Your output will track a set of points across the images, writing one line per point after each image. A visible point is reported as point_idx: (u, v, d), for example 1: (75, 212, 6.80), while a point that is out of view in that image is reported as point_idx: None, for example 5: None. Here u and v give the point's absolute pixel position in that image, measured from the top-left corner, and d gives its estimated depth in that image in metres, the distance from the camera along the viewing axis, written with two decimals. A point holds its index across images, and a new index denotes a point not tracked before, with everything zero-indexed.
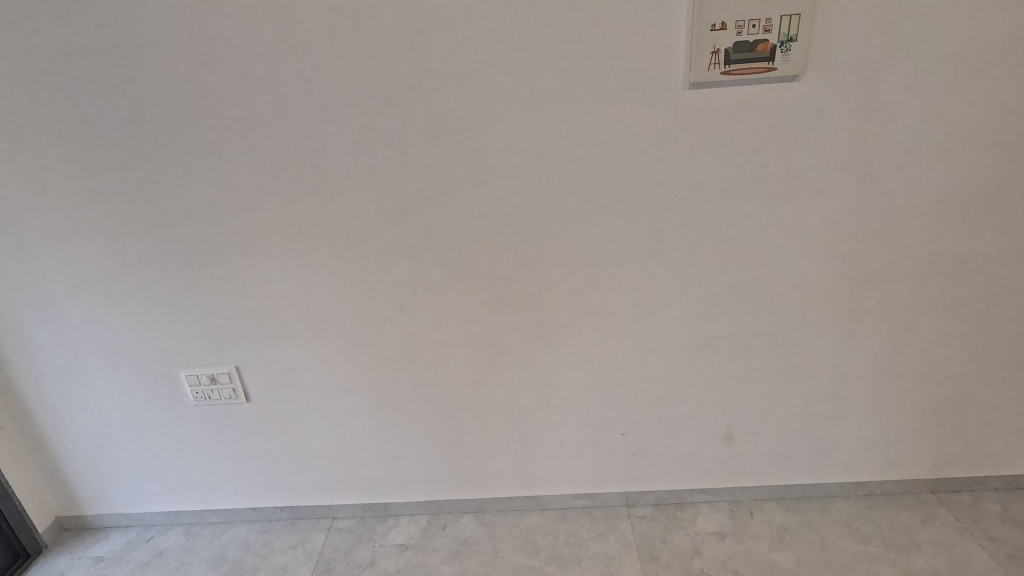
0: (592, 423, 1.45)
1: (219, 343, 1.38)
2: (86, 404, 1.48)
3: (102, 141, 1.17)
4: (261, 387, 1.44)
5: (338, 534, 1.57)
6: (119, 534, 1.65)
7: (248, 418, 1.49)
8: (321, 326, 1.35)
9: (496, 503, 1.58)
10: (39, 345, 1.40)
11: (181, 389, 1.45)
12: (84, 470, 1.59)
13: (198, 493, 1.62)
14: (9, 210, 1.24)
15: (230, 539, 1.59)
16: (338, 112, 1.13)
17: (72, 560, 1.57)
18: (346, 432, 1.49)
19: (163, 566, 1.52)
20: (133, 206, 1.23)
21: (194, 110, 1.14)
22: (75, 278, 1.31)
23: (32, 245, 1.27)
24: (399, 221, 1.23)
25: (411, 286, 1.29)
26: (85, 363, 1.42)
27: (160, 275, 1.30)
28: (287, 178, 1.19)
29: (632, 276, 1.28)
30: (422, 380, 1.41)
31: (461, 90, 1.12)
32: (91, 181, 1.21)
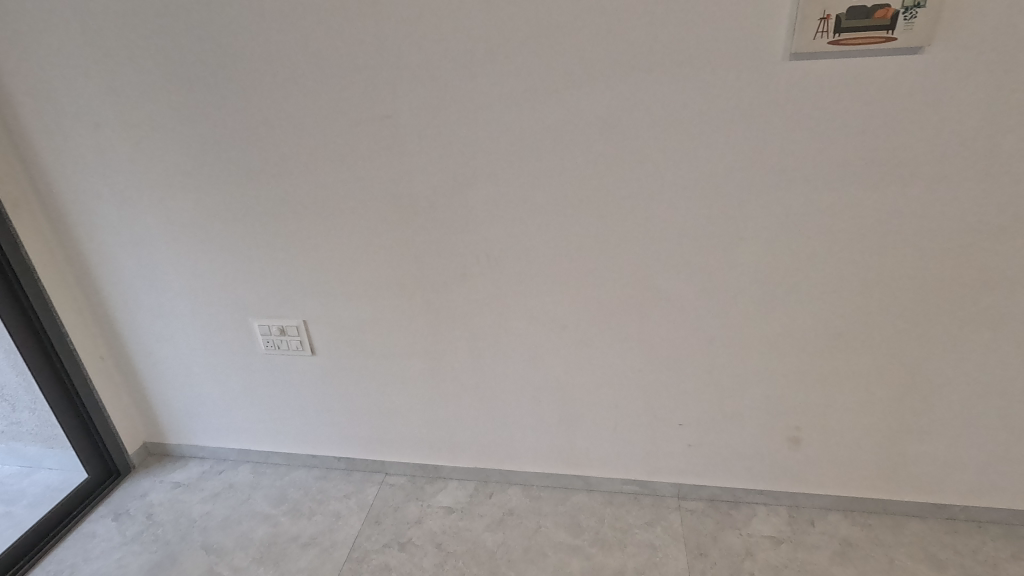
0: (648, 409, 1.41)
1: (290, 297, 1.44)
2: (171, 343, 1.60)
3: (191, 96, 1.23)
4: (327, 343, 1.49)
5: (390, 489, 1.63)
6: (194, 464, 1.79)
7: (312, 370, 1.55)
8: (384, 288, 1.37)
9: (543, 478, 1.58)
10: (132, 286, 1.52)
11: (254, 337, 1.53)
12: (168, 403, 1.73)
13: (266, 436, 1.73)
14: (110, 159, 1.33)
15: (291, 481, 1.69)
16: (412, 73, 1.12)
17: (155, 482, 1.73)
18: (403, 392, 1.53)
19: (230, 499, 1.64)
20: (217, 159, 1.29)
21: (277, 68, 1.16)
22: (165, 226, 1.40)
23: (129, 193, 1.37)
24: (468, 188, 1.21)
25: (474, 254, 1.29)
26: (171, 306, 1.53)
27: (239, 228, 1.36)
28: (361, 139, 1.20)
29: (704, 261, 1.21)
30: (479, 349, 1.41)
31: (538, 55, 1.07)
32: (180, 135, 1.27)
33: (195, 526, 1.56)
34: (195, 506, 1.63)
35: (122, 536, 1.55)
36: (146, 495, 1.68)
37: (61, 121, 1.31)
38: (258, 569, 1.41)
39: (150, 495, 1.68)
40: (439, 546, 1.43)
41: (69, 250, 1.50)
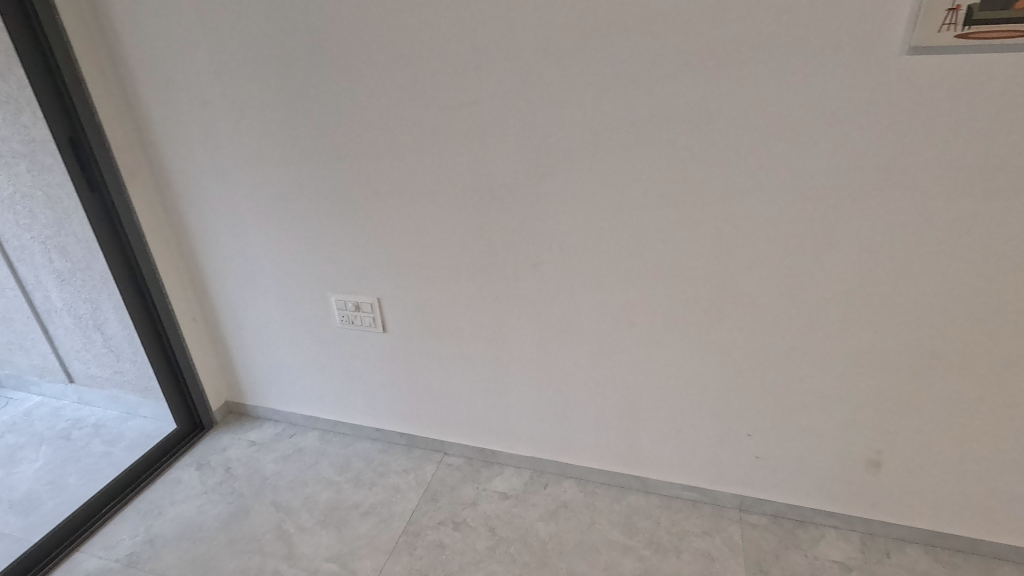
0: (715, 416, 1.36)
1: (366, 275, 1.50)
2: (256, 310, 1.70)
3: (289, 77, 1.29)
4: (398, 322, 1.54)
5: (447, 469, 1.67)
6: (269, 426, 1.91)
7: (383, 347, 1.61)
8: (456, 273, 1.40)
9: (599, 475, 1.57)
10: (225, 254, 1.63)
11: (331, 311, 1.60)
12: (250, 366, 1.85)
13: (335, 405, 1.81)
14: (214, 135, 1.43)
15: (355, 451, 1.77)
16: (500, 60, 1.12)
17: (234, 439, 1.86)
18: (467, 376, 1.56)
19: (299, 462, 1.74)
20: (309, 139, 1.35)
21: (371, 52, 1.20)
22: (258, 200, 1.48)
23: (228, 167, 1.46)
24: (547, 178, 1.21)
25: (548, 245, 1.28)
26: (258, 276, 1.63)
27: (325, 206, 1.42)
28: (445, 124, 1.22)
29: (790, 267, 1.14)
30: (545, 339, 1.41)
31: (630, 45, 1.04)
32: (277, 115, 1.34)
33: (267, 483, 1.67)
34: (267, 465, 1.74)
35: (203, 485, 1.68)
36: (225, 450, 1.81)
37: (173, 98, 1.42)
38: (321, 530, 1.50)
39: (229, 450, 1.81)
40: (492, 530, 1.45)
41: (173, 218, 1.62)
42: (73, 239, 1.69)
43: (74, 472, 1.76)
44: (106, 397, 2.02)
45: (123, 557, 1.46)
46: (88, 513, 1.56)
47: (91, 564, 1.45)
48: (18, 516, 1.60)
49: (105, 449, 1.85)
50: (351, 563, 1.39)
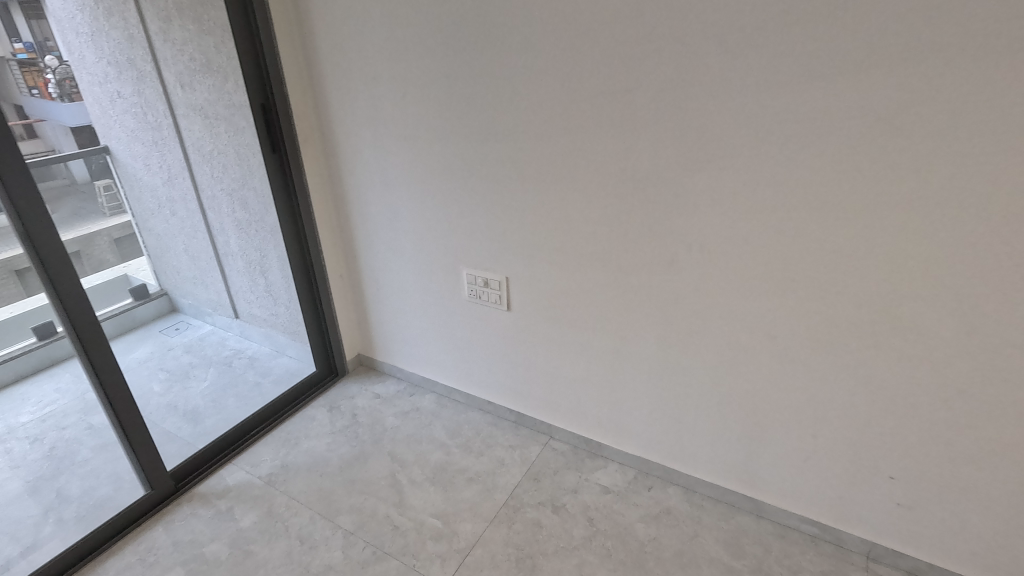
0: (852, 450, 1.24)
1: (499, 254, 1.54)
2: (394, 275, 1.83)
3: (452, 57, 1.35)
4: (523, 302, 1.58)
5: (552, 452, 1.69)
6: (392, 382, 2.07)
7: (505, 324, 1.66)
8: (587, 261, 1.40)
9: (709, 488, 1.50)
10: (373, 220, 1.77)
11: (461, 284, 1.68)
12: (382, 325, 2.01)
13: (453, 373, 1.91)
14: (378, 110, 1.55)
15: (466, 419, 1.85)
16: (661, 50, 1.09)
17: (361, 389, 2.03)
18: (584, 365, 1.56)
19: (416, 420, 1.86)
20: (462, 118, 1.41)
21: (531, 37, 1.22)
22: (409, 173, 1.59)
23: (387, 140, 1.58)
24: (695, 174, 1.16)
25: (687, 243, 1.23)
26: (400, 243, 1.75)
27: (469, 183, 1.49)
28: (595, 113, 1.22)
29: (973, 300, 0.99)
30: (669, 340, 1.37)
31: (809, 37, 0.96)
32: (435, 94, 1.42)
33: (386, 435, 1.81)
34: (388, 418, 1.88)
35: (333, 426, 1.87)
36: (354, 398, 1.99)
37: (347, 74, 1.55)
38: (429, 487, 1.60)
39: (357, 399, 1.99)
40: (590, 521, 1.45)
41: (334, 183, 1.78)
42: (253, 193, 1.94)
43: (232, 395, 2.03)
44: (262, 334, 2.30)
45: (264, 476, 1.68)
46: (241, 432, 1.81)
47: (239, 476, 1.68)
48: (189, 424, 1.89)
49: (258, 379, 2.12)
50: (453, 523, 1.47)
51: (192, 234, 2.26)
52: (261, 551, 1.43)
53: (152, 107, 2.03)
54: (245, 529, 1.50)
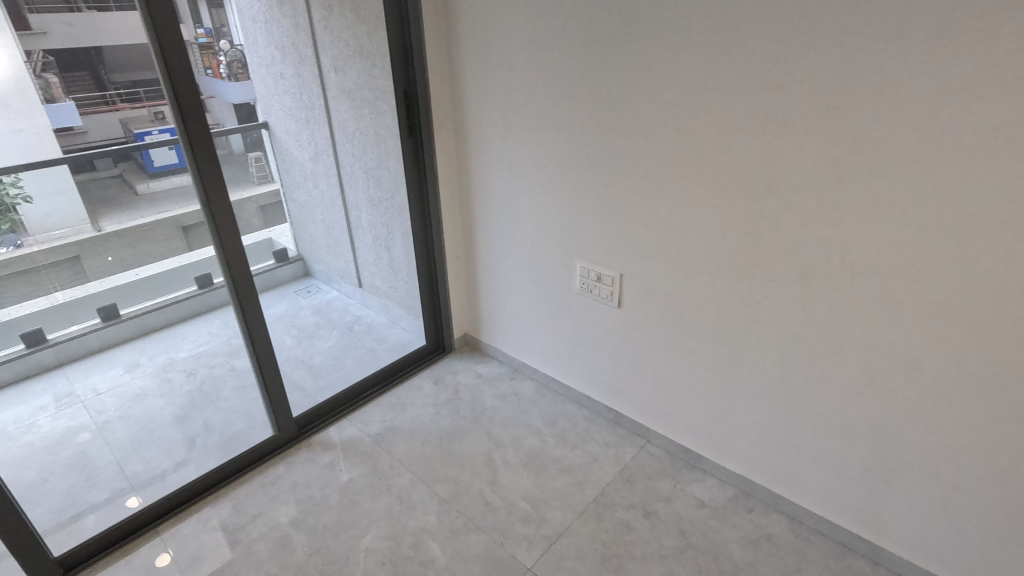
0: (999, 509, 1.09)
1: (615, 250, 1.53)
2: (507, 261, 1.88)
3: (590, 49, 1.35)
4: (635, 301, 1.55)
5: (648, 456, 1.66)
6: (494, 365, 2.13)
7: (614, 321, 1.64)
8: (708, 266, 1.34)
9: (819, 522, 1.39)
10: (494, 206, 1.82)
11: (573, 277, 1.68)
12: (491, 309, 2.07)
13: (555, 363, 1.93)
14: (510, 99, 1.59)
15: (563, 411, 1.87)
16: (816, 48, 1.01)
17: (465, 367, 2.12)
18: (692, 373, 1.50)
19: (514, 404, 1.91)
20: (592, 111, 1.41)
21: (673, 32, 1.19)
22: (533, 163, 1.62)
23: (515, 129, 1.62)
24: (841, 185, 1.07)
25: (823, 258, 1.14)
26: (516, 231, 1.79)
27: (592, 176, 1.49)
28: (733, 113, 1.16)
29: None
30: (791, 358, 1.28)
31: (1001, 38, 0.84)
32: (568, 87, 1.43)
33: (485, 414, 1.87)
34: (487, 398, 1.95)
35: (437, 398, 1.97)
36: (458, 374, 2.09)
37: (484, 64, 1.61)
38: (522, 470, 1.63)
39: (460, 376, 2.08)
40: (682, 533, 1.40)
41: (461, 168, 1.86)
42: (386, 173, 2.07)
43: (350, 358, 2.21)
44: (381, 305, 2.46)
45: (372, 435, 1.81)
46: (356, 392, 1.97)
47: (351, 432, 1.83)
48: (313, 378, 2.08)
49: (373, 346, 2.28)
50: (543, 510, 1.49)
51: (330, 207, 2.48)
52: (364, 504, 1.55)
53: (308, 89, 2.24)
54: (352, 481, 1.64)
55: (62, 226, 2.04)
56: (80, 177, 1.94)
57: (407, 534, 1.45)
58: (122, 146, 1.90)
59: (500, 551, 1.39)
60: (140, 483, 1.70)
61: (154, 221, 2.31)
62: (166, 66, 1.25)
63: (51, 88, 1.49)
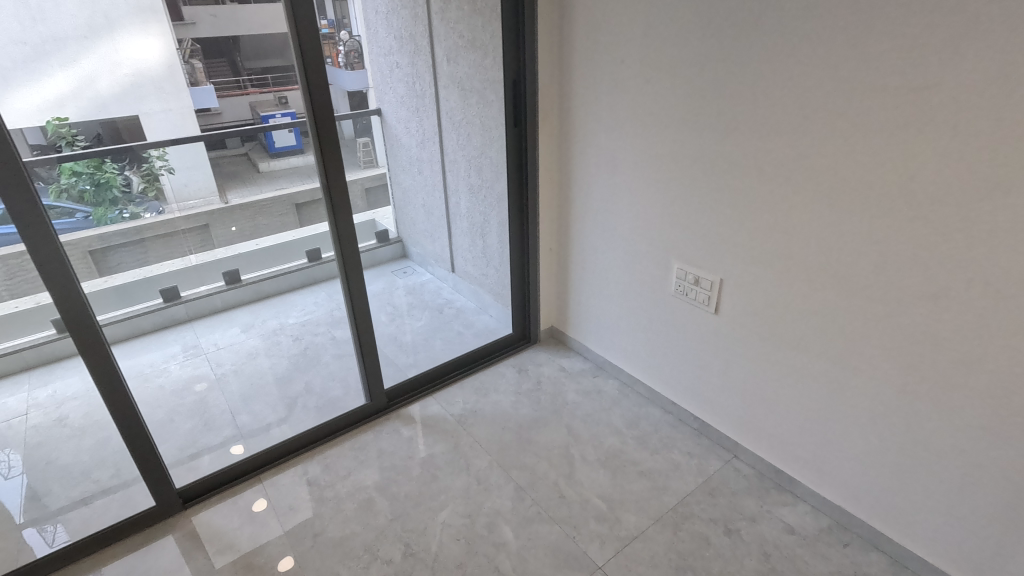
0: None
1: (716, 253, 1.47)
2: (600, 257, 1.87)
3: (708, 43, 1.29)
4: (735, 308, 1.48)
5: (733, 472, 1.58)
6: (578, 360, 2.13)
7: (708, 327, 1.57)
8: (818, 278, 1.26)
9: (926, 569, 1.26)
10: (591, 201, 1.81)
11: (669, 278, 1.63)
12: (580, 303, 2.07)
13: (641, 365, 1.89)
14: (618, 94, 1.57)
15: (645, 414, 1.83)
16: (969, 47, 0.91)
17: (549, 359, 2.14)
18: (791, 390, 1.41)
19: (596, 402, 1.90)
20: (704, 108, 1.36)
21: (799, 28, 1.12)
22: (637, 159, 1.59)
23: (621, 124, 1.59)
24: (988, 200, 0.95)
25: (960, 280, 1.03)
26: (612, 227, 1.77)
27: (699, 176, 1.44)
28: (863, 116, 1.07)
29: None
30: (908, 386, 1.17)
31: None
32: (680, 83, 1.39)
33: (566, 407, 1.88)
34: (569, 393, 1.95)
35: (519, 386, 2.00)
36: (541, 365, 2.11)
37: (595, 56, 1.59)
38: (599, 468, 1.62)
39: (543, 367, 2.09)
40: (766, 556, 1.33)
41: (562, 161, 1.87)
42: (488, 162, 2.12)
43: (439, 339, 2.30)
44: (471, 291, 2.53)
45: (455, 415, 1.88)
46: (443, 371, 2.05)
47: (435, 410, 1.91)
48: (404, 354, 2.19)
49: (462, 330, 2.35)
50: (618, 511, 1.47)
51: (431, 192, 2.57)
52: (443, 479, 1.61)
53: (420, 78, 2.33)
54: (434, 456, 1.70)
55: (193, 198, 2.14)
56: (213, 154, 2.07)
57: (482, 515, 1.49)
58: (251, 127, 1.95)
59: (572, 546, 1.39)
60: (248, 432, 1.88)
61: (270, 199, 2.38)
62: (302, 53, 1.36)
63: (196, 71, 1.65)
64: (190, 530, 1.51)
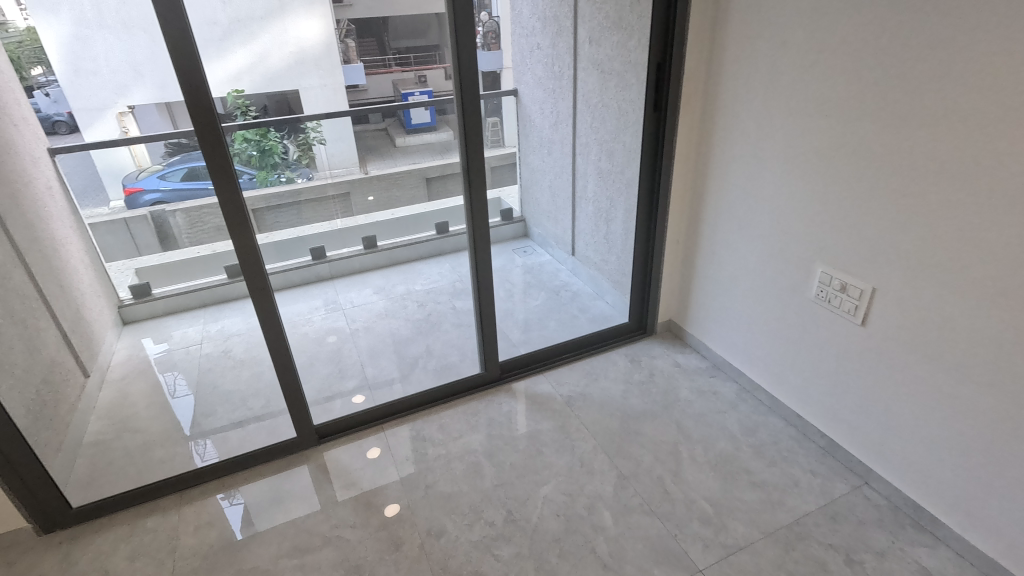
0: None
1: (870, 260, 1.32)
2: (732, 252, 1.77)
3: (881, 24, 1.16)
4: (886, 323, 1.33)
5: (862, 499, 1.45)
6: (695, 357, 2.05)
7: (850, 339, 1.44)
8: (995, 299, 1.09)
9: None
10: (729, 193, 1.72)
11: (810, 282, 1.51)
12: (703, 300, 1.98)
13: (765, 371, 1.78)
14: (772, 81, 1.46)
15: (764, 423, 1.72)
16: None
17: (663, 353, 2.09)
18: (943, 422, 1.25)
19: (710, 402, 1.82)
20: (868, 101, 1.23)
21: (995, 12, 0.97)
22: (786, 151, 1.48)
23: (772, 112, 1.49)
24: None
25: None
26: (750, 222, 1.66)
27: (857, 174, 1.30)
28: None
29: None
30: None
31: None
32: (843, 71, 1.26)
33: (678, 404, 1.83)
34: (682, 389, 1.89)
35: (630, 376, 1.98)
36: (654, 358, 2.07)
37: (750, 39, 1.50)
38: (708, 471, 1.56)
39: (657, 360, 2.05)
40: None
41: (701, 150, 1.79)
42: (621, 146, 2.09)
43: (553, 320, 2.34)
44: (589, 276, 2.53)
45: (564, 395, 1.91)
46: (555, 351, 2.08)
47: (545, 388, 1.95)
48: (518, 330, 2.25)
49: (577, 314, 2.36)
50: (725, 517, 1.42)
51: (560, 174, 2.59)
52: (548, 456, 1.65)
53: (560, 59, 2.34)
54: (541, 431, 1.75)
55: (335, 167, 2.36)
56: (359, 128, 2.34)
57: (582, 496, 1.51)
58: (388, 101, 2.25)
59: (672, 543, 1.36)
60: (374, 384, 2.06)
61: (404, 170, 2.55)
62: (456, 34, 1.42)
63: (348, 49, 1.93)
64: (322, 463, 1.70)
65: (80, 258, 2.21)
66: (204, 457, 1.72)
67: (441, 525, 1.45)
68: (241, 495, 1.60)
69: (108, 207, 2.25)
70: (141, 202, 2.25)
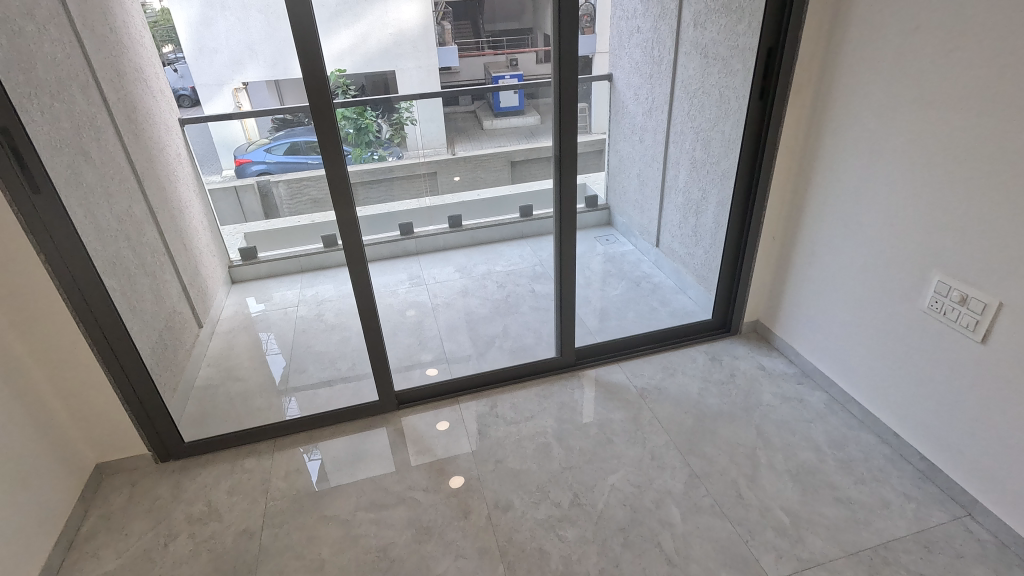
0: None
1: (1000, 273, 1.19)
2: (835, 253, 1.66)
3: None
4: (1012, 342, 1.19)
5: (963, 531, 1.33)
6: (782, 362, 1.96)
7: (966, 357, 1.31)
8: None
9: None
10: (837, 189, 1.61)
11: (924, 291, 1.38)
12: (796, 301, 1.88)
13: (861, 383, 1.66)
14: (898, 71, 1.34)
15: (855, 438, 1.62)
16: None
17: (747, 354, 2.01)
18: None
19: (796, 410, 1.74)
20: (1012, 96, 1.10)
21: None
22: (908, 147, 1.36)
23: (896, 104, 1.37)
24: None
25: None
26: (859, 221, 1.55)
27: (992, 176, 1.17)
28: None
29: None
30: None
31: None
32: (984, 62, 1.14)
33: (759, 408, 1.75)
34: (764, 394, 1.81)
35: (709, 374, 1.92)
36: (736, 358, 1.99)
37: (876, 25, 1.38)
38: (788, 480, 1.49)
39: (740, 361, 1.97)
40: None
41: (809, 143, 1.69)
42: (719, 136, 2.01)
43: (632, 311, 2.30)
44: (673, 269, 2.47)
45: (638, 387, 1.88)
46: (633, 342, 2.05)
47: (620, 377, 1.94)
48: (595, 318, 2.24)
49: (657, 306, 2.31)
50: (803, 530, 1.35)
51: (649, 163, 2.52)
52: (618, 445, 1.65)
53: (660, 43, 2.26)
54: (613, 420, 1.75)
55: (426, 147, 2.49)
56: (449, 109, 2.39)
57: (651, 489, 1.49)
58: (479, 87, 2.18)
59: (743, 548, 1.32)
60: (453, 357, 2.13)
61: (491, 154, 2.56)
62: (559, 19, 1.40)
63: (444, 33, 1.91)
64: (400, 428, 1.79)
65: (199, 221, 2.42)
66: (291, 411, 1.86)
67: (508, 500, 1.49)
68: (317, 452, 1.71)
69: (220, 175, 2.48)
70: (250, 171, 2.44)
